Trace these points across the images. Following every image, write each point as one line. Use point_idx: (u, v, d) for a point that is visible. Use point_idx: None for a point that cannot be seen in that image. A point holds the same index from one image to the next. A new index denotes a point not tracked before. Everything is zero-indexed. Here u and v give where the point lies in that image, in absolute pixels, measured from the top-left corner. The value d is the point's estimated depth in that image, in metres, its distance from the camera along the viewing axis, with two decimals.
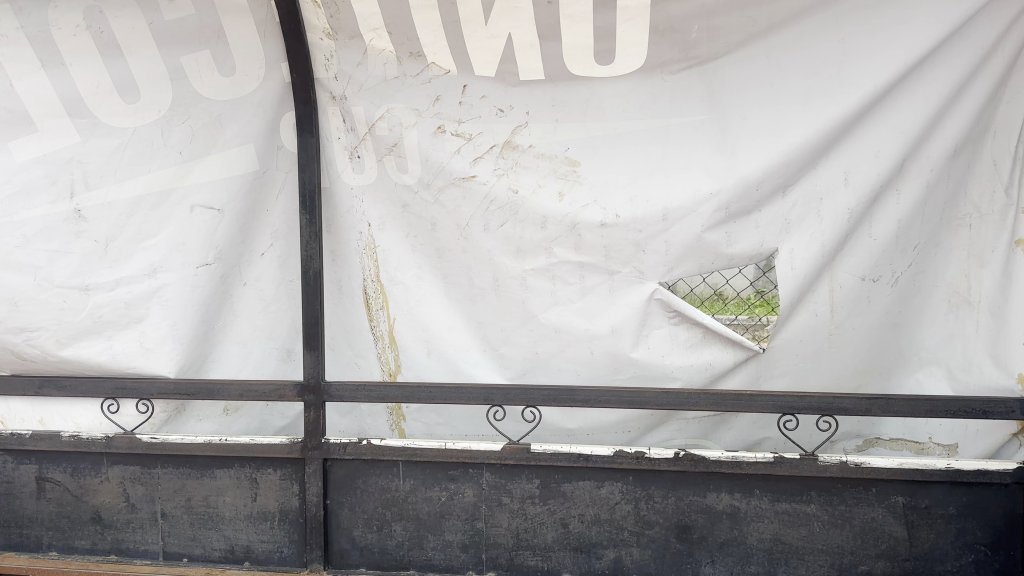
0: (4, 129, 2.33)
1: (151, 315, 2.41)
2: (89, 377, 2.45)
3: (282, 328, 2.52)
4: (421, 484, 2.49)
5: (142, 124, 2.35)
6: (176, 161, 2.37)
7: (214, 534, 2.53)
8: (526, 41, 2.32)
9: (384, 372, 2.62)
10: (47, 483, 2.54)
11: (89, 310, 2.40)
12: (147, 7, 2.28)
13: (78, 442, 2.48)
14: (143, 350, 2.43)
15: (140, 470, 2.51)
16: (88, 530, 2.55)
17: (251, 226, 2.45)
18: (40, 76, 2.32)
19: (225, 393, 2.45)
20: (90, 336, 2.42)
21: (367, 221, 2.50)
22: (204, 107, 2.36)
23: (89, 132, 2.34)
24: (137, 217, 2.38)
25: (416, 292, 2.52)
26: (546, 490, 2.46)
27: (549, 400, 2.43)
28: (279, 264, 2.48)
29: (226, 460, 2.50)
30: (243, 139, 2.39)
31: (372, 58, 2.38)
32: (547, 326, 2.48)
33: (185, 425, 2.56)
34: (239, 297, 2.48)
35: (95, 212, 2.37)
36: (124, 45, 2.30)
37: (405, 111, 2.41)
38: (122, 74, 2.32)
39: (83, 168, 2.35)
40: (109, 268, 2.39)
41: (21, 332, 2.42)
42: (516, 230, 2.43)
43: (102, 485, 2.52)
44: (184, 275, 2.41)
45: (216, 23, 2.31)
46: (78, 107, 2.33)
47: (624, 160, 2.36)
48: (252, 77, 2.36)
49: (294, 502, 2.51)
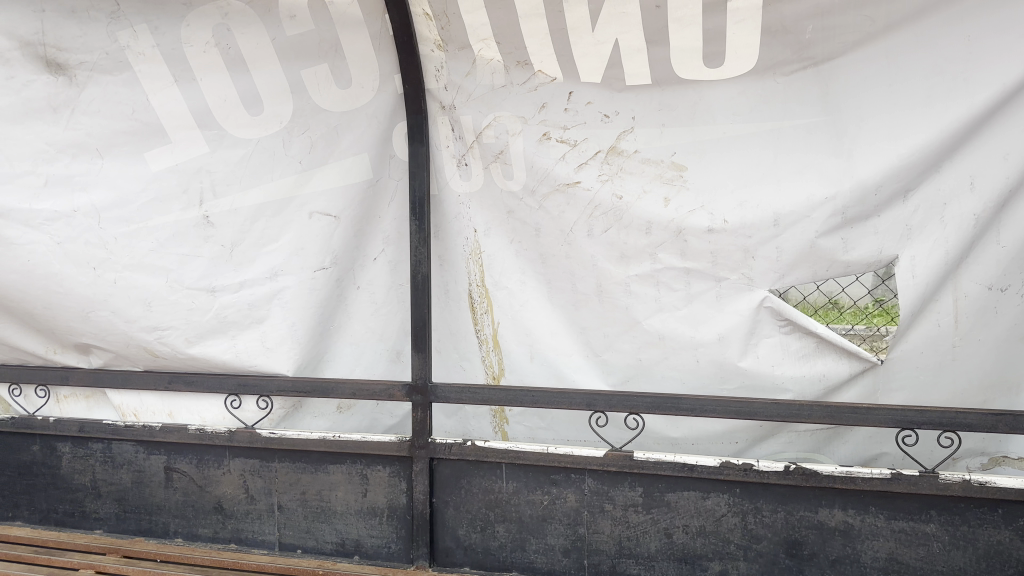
0: (139, 141, 2.42)
1: (272, 316, 2.54)
2: (214, 374, 2.60)
3: (392, 330, 2.62)
4: (524, 488, 2.52)
5: (265, 134, 2.46)
6: (295, 170, 2.48)
7: (327, 527, 2.63)
8: (633, 46, 2.31)
9: (488, 375, 2.67)
10: (174, 473, 2.70)
11: (216, 310, 2.53)
12: (271, 23, 2.36)
13: (203, 434, 2.64)
14: (264, 349, 2.56)
15: (259, 463, 2.64)
16: (210, 519, 2.70)
17: (365, 232, 2.55)
18: (172, 91, 2.40)
19: (338, 391, 2.55)
20: (215, 335, 2.56)
21: (473, 227, 2.56)
22: (322, 118, 2.46)
23: (217, 142, 2.45)
24: (260, 223, 2.50)
25: (520, 297, 2.56)
26: (649, 499, 2.44)
27: (653, 408, 2.42)
28: (390, 268, 2.58)
29: (338, 457, 2.60)
30: (358, 148, 2.48)
31: (480, 68, 2.43)
32: (651, 333, 2.46)
33: (301, 421, 2.68)
34: (353, 300, 2.59)
35: (221, 218, 2.48)
36: (249, 60, 2.39)
37: (511, 119, 2.44)
38: (247, 87, 2.41)
39: (211, 177, 2.46)
40: (234, 271, 2.51)
41: (154, 331, 2.55)
42: (621, 236, 2.42)
43: (224, 476, 2.67)
44: (303, 278, 2.53)
45: (334, 38, 2.39)
46: (207, 119, 2.43)
47: (733, 165, 2.31)
48: (367, 89, 2.44)
49: (401, 499, 2.59)
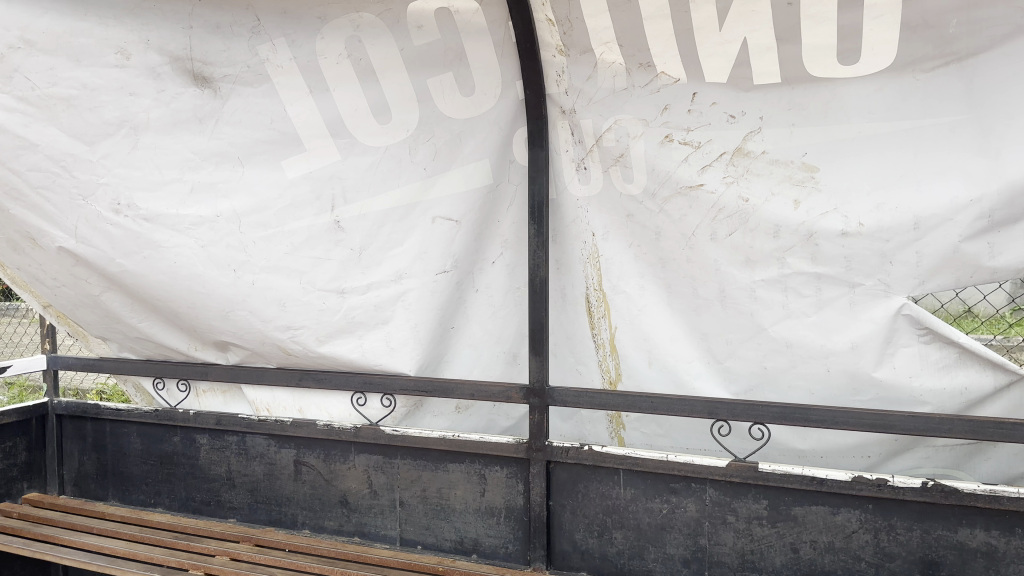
0: (277, 150, 2.54)
1: (395, 317, 2.62)
2: (342, 372, 2.71)
3: (509, 333, 2.65)
4: (643, 495, 2.49)
5: (393, 142, 2.53)
6: (420, 176, 2.55)
7: (446, 525, 2.68)
8: (762, 45, 2.25)
9: (604, 380, 2.65)
10: (303, 466, 2.83)
11: (344, 311, 2.63)
12: (400, 33, 2.43)
13: (330, 430, 2.76)
14: (388, 349, 2.64)
15: (382, 460, 2.73)
16: (336, 512, 2.80)
17: (484, 236, 2.59)
18: (307, 101, 2.50)
19: (457, 392, 2.60)
20: (344, 335, 2.66)
21: (591, 231, 2.55)
22: (447, 125, 2.51)
23: (348, 150, 2.54)
24: (386, 228, 2.58)
25: (639, 302, 2.53)
26: (774, 512, 2.36)
27: (779, 418, 2.32)
28: (508, 272, 2.61)
29: (458, 456, 2.65)
30: (479, 154, 2.52)
31: (602, 72, 2.42)
32: (778, 340, 2.38)
33: (422, 420, 2.75)
34: (472, 303, 2.64)
35: (351, 223, 2.58)
36: (379, 71, 2.47)
37: (632, 123, 2.42)
38: (377, 97, 2.49)
39: (343, 183, 2.56)
40: (361, 274, 2.61)
41: (287, 330, 2.68)
42: (746, 240, 2.36)
43: (349, 471, 2.77)
44: (425, 281, 2.59)
45: (459, 46, 2.44)
46: (339, 128, 2.52)
47: (868, 166, 2.22)
48: (490, 96, 2.48)
49: (519, 500, 2.61)
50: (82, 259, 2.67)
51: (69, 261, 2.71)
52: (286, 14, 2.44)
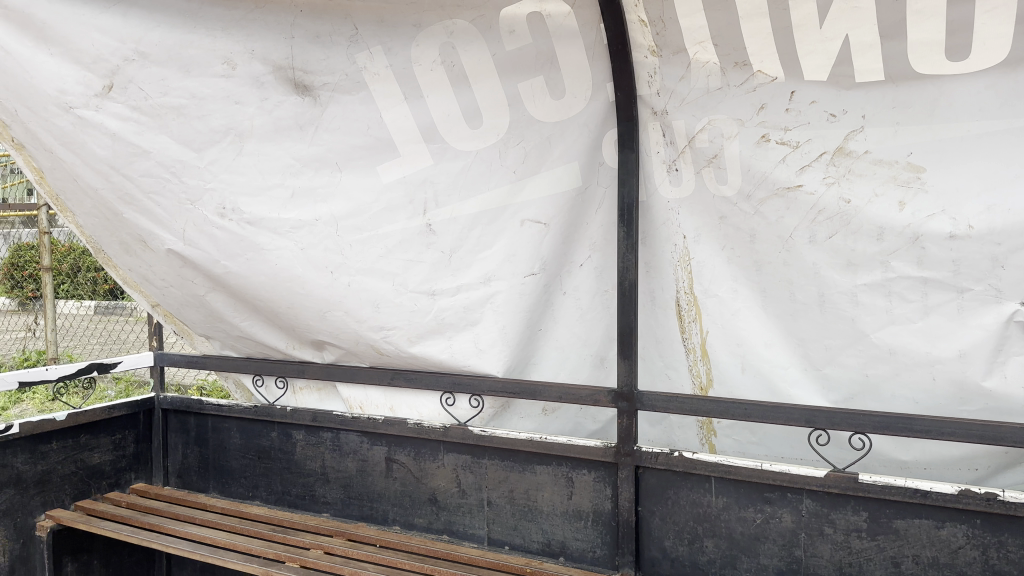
0: (373, 156, 2.61)
1: (484, 319, 2.65)
2: (431, 372, 2.76)
3: (596, 336, 2.64)
4: (735, 503, 2.43)
5: (483, 146, 2.56)
6: (509, 179, 2.57)
7: (533, 526, 2.69)
8: (865, 42, 2.15)
9: (695, 385, 2.61)
10: (394, 463, 2.90)
11: (434, 312, 2.68)
12: (492, 39, 2.45)
13: (421, 429, 2.82)
14: (477, 350, 2.67)
15: (470, 459, 2.77)
16: (425, 510, 2.85)
17: (573, 239, 2.59)
18: (402, 107, 2.56)
19: (544, 394, 2.60)
20: (434, 336, 2.71)
21: (682, 233, 2.52)
22: (536, 129, 2.52)
23: (440, 155, 2.59)
24: (476, 231, 2.61)
25: (732, 306, 2.48)
26: (874, 524, 2.26)
27: (880, 428, 2.22)
28: (595, 274, 2.61)
29: (545, 458, 2.66)
30: (569, 157, 2.52)
31: (696, 72, 2.38)
32: (879, 347, 2.29)
33: (509, 421, 2.76)
34: (560, 305, 2.65)
35: (442, 226, 2.62)
36: (471, 76, 2.50)
37: (727, 123, 2.38)
38: (469, 102, 2.53)
39: (434, 187, 2.61)
40: (451, 277, 2.65)
41: (380, 330, 2.75)
42: (847, 242, 2.28)
43: (438, 470, 2.82)
44: (513, 284, 2.61)
45: (549, 49, 2.43)
46: (432, 133, 2.57)
47: (979, 166, 2.10)
48: (580, 99, 2.48)
49: (607, 504, 2.59)
50: (189, 261, 2.81)
51: (177, 263, 2.85)
52: (383, 23, 2.50)
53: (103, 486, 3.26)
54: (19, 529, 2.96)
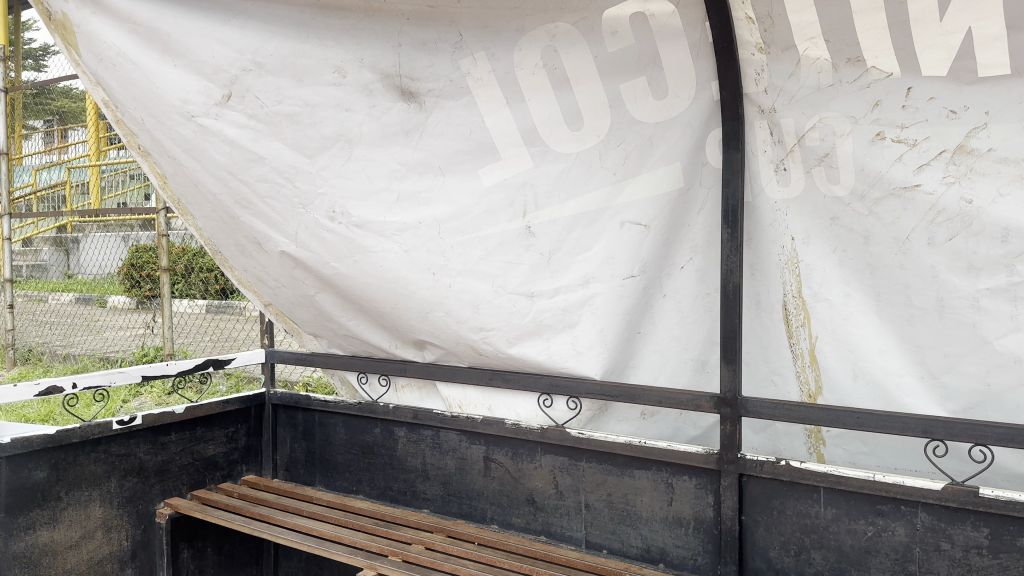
0: (475, 159, 2.65)
1: (582, 321, 2.64)
2: (529, 373, 2.78)
3: (697, 340, 2.60)
4: (844, 515, 2.34)
5: (584, 148, 2.55)
6: (610, 181, 2.55)
7: (632, 531, 2.67)
8: (989, 35, 2.02)
9: (803, 393, 2.53)
10: (492, 463, 2.94)
11: (533, 314, 2.69)
12: (594, 41, 2.44)
13: (518, 429, 2.84)
14: (575, 353, 2.67)
15: (568, 461, 2.77)
16: (523, 510, 2.88)
17: (674, 241, 2.56)
18: (504, 111, 2.59)
19: (644, 398, 2.57)
20: (532, 337, 2.72)
21: (790, 234, 2.45)
22: (638, 130, 2.49)
23: (540, 157, 2.60)
24: (575, 233, 2.60)
25: (843, 310, 2.39)
26: (996, 542, 2.12)
27: (1004, 441, 2.09)
28: (697, 276, 2.57)
29: (644, 463, 2.64)
30: (671, 157, 2.49)
31: (806, 68, 2.31)
32: (1004, 355, 2.15)
33: (607, 424, 2.75)
34: (659, 308, 2.62)
35: (542, 228, 2.63)
36: (573, 78, 2.50)
37: (840, 121, 2.29)
38: (570, 104, 2.53)
39: (534, 190, 2.62)
40: (550, 278, 2.65)
41: (479, 331, 2.79)
42: (969, 245, 2.16)
43: (536, 470, 2.85)
44: (612, 285, 2.60)
45: (652, 49, 2.41)
46: (533, 136, 2.58)
47: None
48: (683, 99, 2.44)
49: (709, 512, 2.54)
50: (300, 262, 2.93)
51: (289, 265, 2.98)
52: (486, 29, 2.53)
53: (216, 476, 3.44)
54: (140, 515, 3.13)
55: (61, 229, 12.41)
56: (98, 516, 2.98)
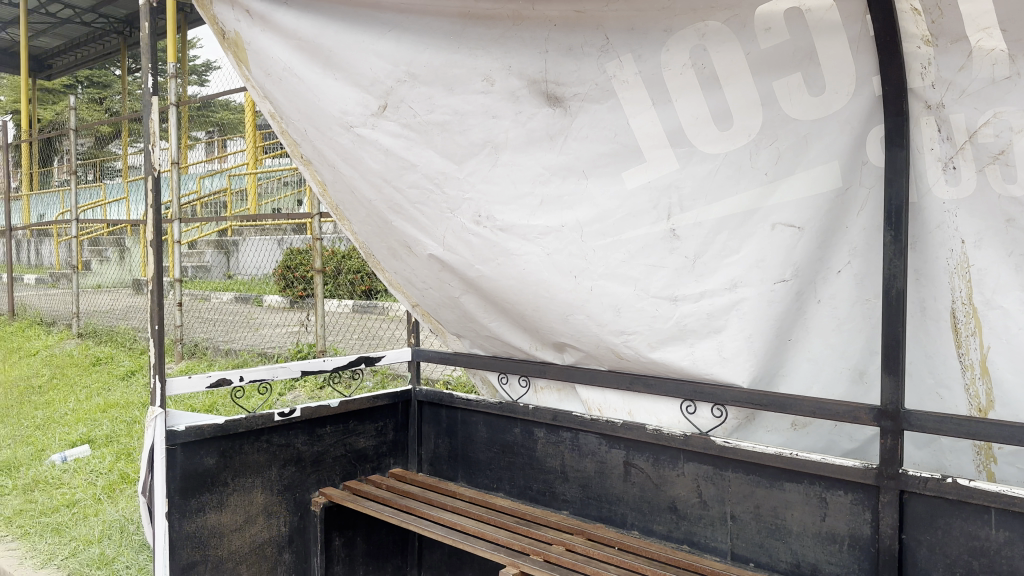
0: (619, 162, 2.62)
1: (729, 326, 2.57)
2: (672, 379, 2.75)
3: (855, 350, 2.50)
4: (1021, 538, 2.10)
5: (733, 148, 2.48)
6: (761, 182, 2.47)
7: (781, 545, 2.57)
8: None
9: (972, 407, 2.37)
10: (632, 468, 2.94)
11: (676, 319, 2.65)
12: (746, 38, 2.37)
13: (660, 435, 2.82)
14: (720, 359, 2.61)
15: (713, 470, 2.71)
16: (665, 517, 2.85)
17: (829, 244, 2.45)
18: (649, 113, 2.55)
19: (796, 407, 2.46)
20: (675, 342, 2.68)
21: (961, 237, 2.27)
22: (793, 128, 2.40)
23: (686, 159, 2.54)
24: (723, 235, 2.54)
25: (1020, 320, 2.19)
26: None
27: None
28: (854, 282, 2.45)
29: (795, 475, 2.53)
30: (828, 156, 2.38)
31: (979, 61, 2.09)
32: None
33: (755, 434, 2.67)
34: (813, 314, 2.51)
35: (687, 230, 2.58)
36: (723, 77, 2.43)
37: (1017, 115, 2.07)
38: (719, 104, 2.46)
39: (680, 192, 2.56)
40: (695, 282, 2.60)
41: (620, 335, 2.78)
42: None
43: (679, 478, 2.80)
44: (762, 290, 2.51)
45: (809, 45, 2.30)
46: (679, 137, 2.53)
47: None
48: (842, 94, 2.32)
49: (866, 529, 2.40)
50: (447, 265, 3.06)
51: (437, 267, 3.12)
52: (634, 31, 2.49)
53: (367, 468, 3.63)
54: (298, 503, 3.35)
55: (225, 232, 13.53)
56: (260, 502, 3.21)
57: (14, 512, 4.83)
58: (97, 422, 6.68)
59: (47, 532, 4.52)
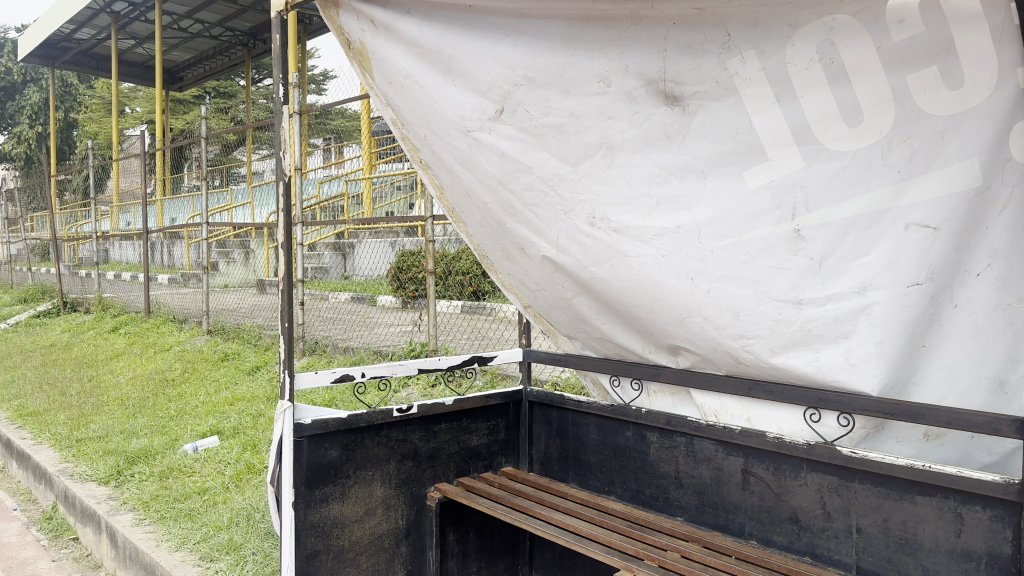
0: (741, 160, 2.54)
1: (857, 331, 2.46)
2: (795, 386, 2.68)
3: (995, 356, 2.31)
4: None
5: (863, 146, 2.35)
6: (893, 180, 2.33)
7: (911, 562, 2.42)
8: None
9: None
10: (751, 476, 2.87)
11: (801, 323, 2.57)
12: (878, 30, 2.23)
13: (781, 443, 2.75)
14: (848, 365, 2.51)
15: (838, 481, 2.61)
16: (785, 528, 2.77)
17: (967, 246, 2.27)
18: (773, 110, 2.45)
19: (930, 418, 2.31)
20: (799, 347, 2.61)
21: None
22: (928, 124, 2.24)
23: (813, 156, 2.43)
24: (851, 236, 2.42)
25: None
26: None
27: None
28: (997, 286, 2.26)
29: (927, 489, 2.38)
30: (965, 153, 2.20)
31: None
32: None
33: (883, 445, 2.55)
34: (949, 320, 2.35)
35: (813, 231, 2.48)
36: (853, 72, 2.30)
37: None
38: (848, 99, 2.33)
39: (805, 192, 2.46)
40: (821, 285, 2.50)
41: (739, 339, 2.73)
42: None
43: (800, 488, 2.72)
44: (894, 293, 2.38)
45: (946, 38, 2.14)
46: (805, 135, 2.42)
47: None
48: (982, 88, 2.12)
49: (1006, 548, 2.20)
50: (560, 266, 3.08)
51: (549, 268, 3.16)
52: (757, 26, 2.40)
53: (479, 466, 3.73)
54: (414, 497, 3.46)
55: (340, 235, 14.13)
56: (379, 495, 3.33)
57: (153, 497, 5.23)
58: (226, 414, 7.11)
59: (182, 517, 4.85)
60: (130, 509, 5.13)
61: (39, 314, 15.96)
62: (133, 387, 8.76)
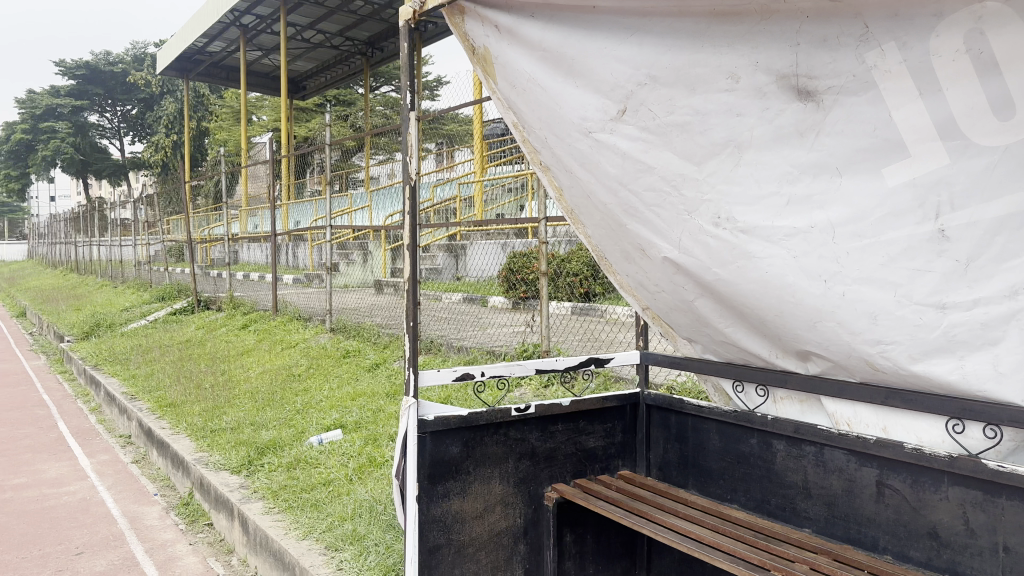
0: (880, 156, 2.40)
1: (1007, 338, 2.30)
2: (935, 395, 2.55)
3: None
4: None
5: (1017, 140, 2.14)
6: None
7: None
8: None
9: None
10: (886, 489, 2.77)
11: (944, 328, 2.42)
12: None
13: (919, 455, 2.63)
14: (996, 374, 2.37)
15: (982, 496, 2.46)
16: (923, 543, 2.65)
17: None
18: (916, 105, 2.27)
19: None
20: (941, 354, 2.46)
21: None
22: None
23: (960, 153, 2.23)
24: (1002, 237, 2.23)
25: None
26: None
27: None
28: None
29: None
30: None
31: None
32: None
33: None
34: None
35: (959, 231, 2.30)
36: (1005, 61, 2.07)
37: None
38: (1000, 92, 2.11)
39: (951, 189, 2.28)
40: (968, 288, 2.33)
41: (876, 344, 2.62)
42: None
43: (941, 503, 2.58)
44: None
45: None
46: (950, 129, 2.22)
47: None
48: None
49: None
50: (681, 266, 3.03)
51: (670, 270, 3.12)
52: (898, 17, 2.22)
53: (596, 467, 3.73)
54: (531, 496, 3.48)
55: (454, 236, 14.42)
56: (498, 492, 3.38)
57: (281, 487, 5.53)
58: (347, 409, 7.40)
59: (308, 507, 5.10)
60: (261, 498, 5.44)
61: (178, 312, 17.17)
62: (262, 382, 9.28)
